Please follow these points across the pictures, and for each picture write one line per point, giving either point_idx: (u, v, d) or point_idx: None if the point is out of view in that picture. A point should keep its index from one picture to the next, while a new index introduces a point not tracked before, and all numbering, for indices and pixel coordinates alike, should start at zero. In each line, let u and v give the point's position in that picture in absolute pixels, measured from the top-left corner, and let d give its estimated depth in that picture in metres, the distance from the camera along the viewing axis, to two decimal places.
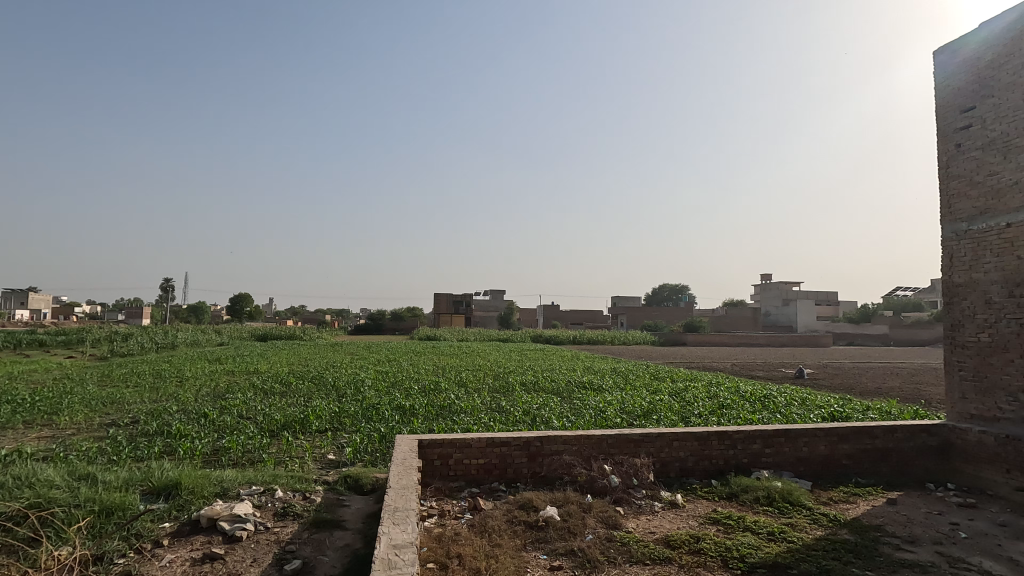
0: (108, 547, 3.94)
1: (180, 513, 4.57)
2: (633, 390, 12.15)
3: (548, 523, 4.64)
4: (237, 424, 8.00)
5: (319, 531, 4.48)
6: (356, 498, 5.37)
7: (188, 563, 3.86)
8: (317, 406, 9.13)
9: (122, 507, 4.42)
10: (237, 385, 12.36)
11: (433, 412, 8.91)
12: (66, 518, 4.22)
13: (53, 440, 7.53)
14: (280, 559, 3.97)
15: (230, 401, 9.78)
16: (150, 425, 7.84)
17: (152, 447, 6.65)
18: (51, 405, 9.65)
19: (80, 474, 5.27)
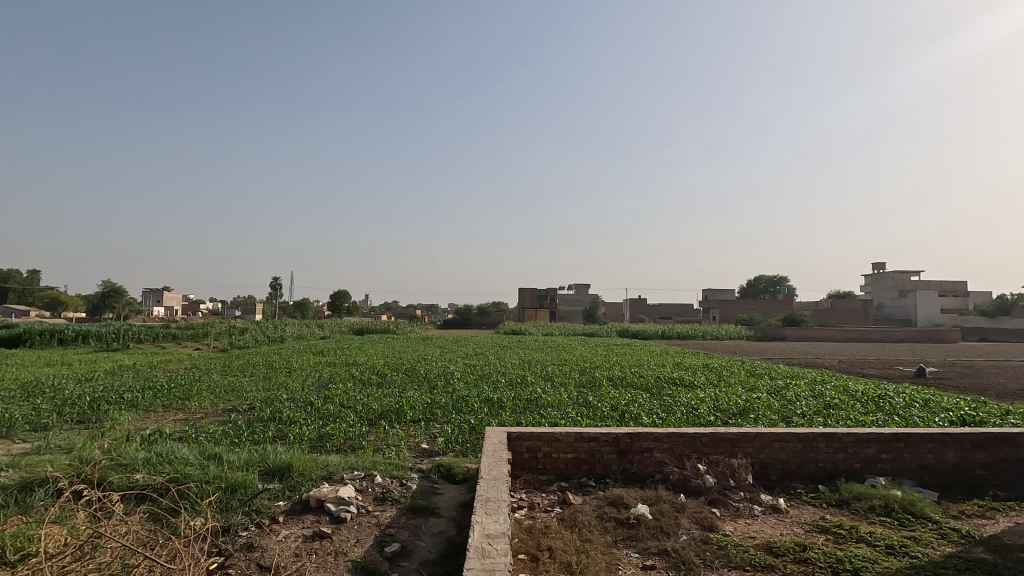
0: (234, 520, 4.38)
1: (293, 492, 4.98)
2: (727, 386, 11.60)
3: (640, 521, 4.54)
4: (340, 413, 8.56)
5: (416, 517, 4.69)
6: (449, 486, 5.56)
7: (301, 539, 4.19)
8: (411, 397, 9.57)
9: (244, 485, 4.89)
10: (340, 376, 13.24)
11: (520, 405, 9.03)
12: (199, 493, 4.75)
13: (187, 422, 8.48)
14: (381, 541, 4.21)
15: (333, 391, 10.49)
16: (265, 411, 8.60)
17: (267, 431, 7.30)
18: (185, 391, 10.87)
19: (210, 453, 5.90)
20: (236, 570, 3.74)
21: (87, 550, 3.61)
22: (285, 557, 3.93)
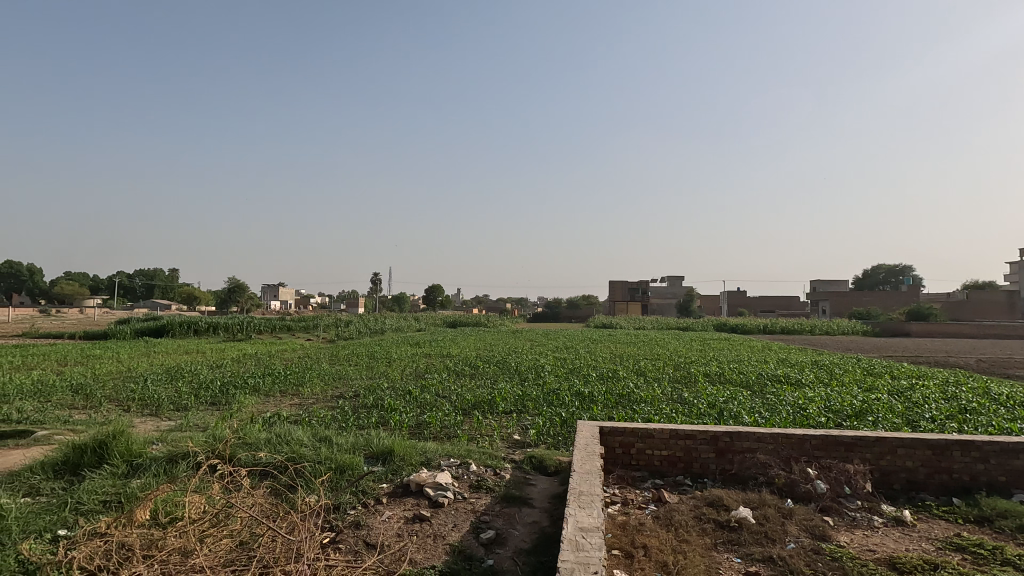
0: (343, 499, 4.72)
1: (395, 476, 5.27)
2: (840, 385, 10.69)
3: (742, 525, 4.31)
4: (436, 402, 8.91)
5: (510, 506, 4.78)
6: (541, 478, 5.61)
7: (403, 520, 4.42)
8: (503, 389, 9.75)
9: (352, 467, 5.25)
10: (435, 366, 13.78)
11: (612, 400, 8.90)
12: (313, 472, 5.16)
13: (301, 406, 9.24)
14: (477, 527, 4.34)
15: (430, 381, 10.94)
16: (368, 398, 9.16)
17: (370, 417, 7.76)
18: (299, 378, 11.84)
19: (321, 436, 6.38)
20: (345, 545, 4.03)
21: (222, 518, 4.06)
22: (389, 536, 4.16)
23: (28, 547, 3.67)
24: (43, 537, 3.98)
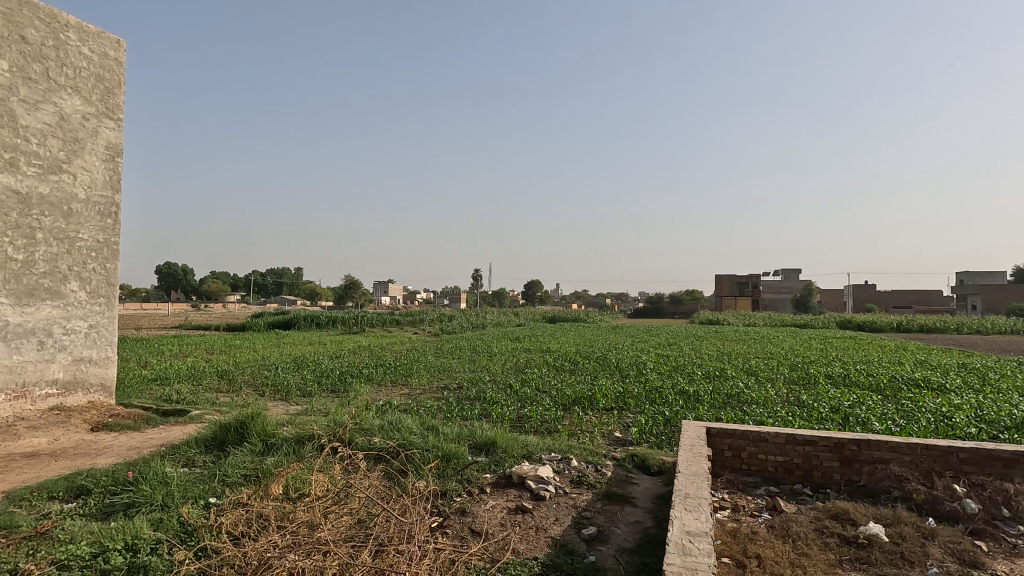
0: (449, 486, 4.92)
1: (498, 467, 5.41)
2: (995, 393, 9.31)
3: (872, 543, 3.90)
4: (536, 396, 9.00)
5: (612, 504, 4.72)
6: (644, 477, 5.47)
7: (506, 510, 4.52)
8: (603, 385, 9.63)
9: (457, 456, 5.47)
10: (535, 361, 13.92)
11: (720, 400, 8.46)
12: (422, 459, 5.44)
13: (410, 396, 9.77)
14: (578, 523, 4.33)
15: (530, 375, 11.08)
16: (471, 391, 9.46)
17: (474, 409, 8.01)
18: (407, 370, 12.51)
19: (428, 425, 6.70)
20: (452, 530, 4.19)
21: (342, 497, 4.40)
22: (493, 524, 4.28)
23: (187, 510, 4.23)
24: (198, 502, 4.57)
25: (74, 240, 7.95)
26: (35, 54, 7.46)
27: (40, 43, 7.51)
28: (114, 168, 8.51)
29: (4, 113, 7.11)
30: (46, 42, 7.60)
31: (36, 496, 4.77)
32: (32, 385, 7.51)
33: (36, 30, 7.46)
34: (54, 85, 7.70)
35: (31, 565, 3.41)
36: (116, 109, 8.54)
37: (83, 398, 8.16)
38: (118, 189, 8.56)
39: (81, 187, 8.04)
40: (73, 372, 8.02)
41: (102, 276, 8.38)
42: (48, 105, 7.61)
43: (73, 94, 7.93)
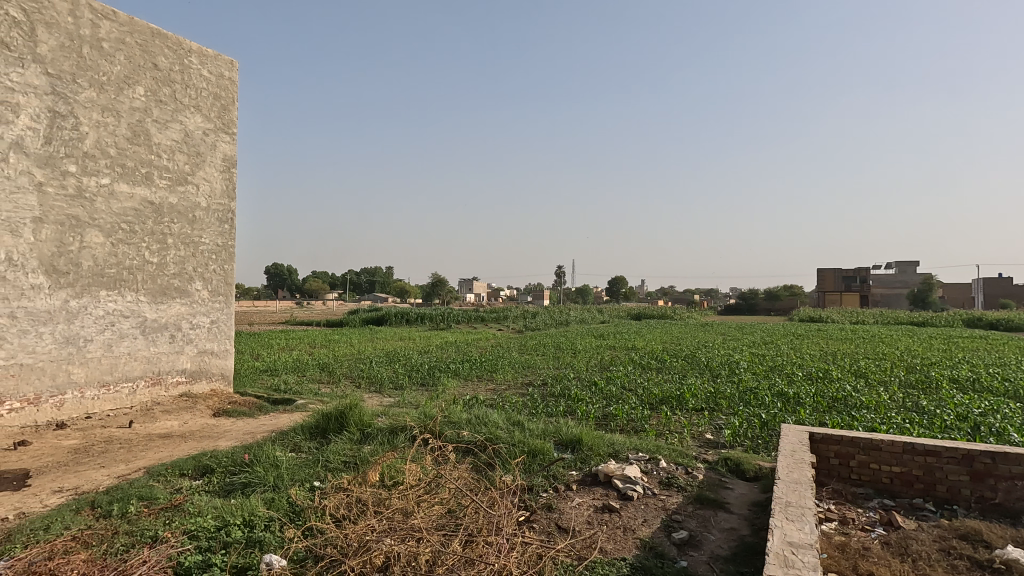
0: (536, 482, 4.95)
1: (584, 465, 5.38)
2: None
3: (1011, 568, 3.46)
4: (621, 395, 8.84)
5: (704, 508, 4.53)
6: (739, 482, 5.20)
7: (592, 509, 4.48)
8: (693, 385, 9.26)
9: (543, 452, 5.49)
10: (620, 359, 13.64)
11: (824, 403, 7.86)
12: (509, 453, 5.52)
13: (495, 392, 9.94)
14: (668, 526, 4.20)
15: (615, 373, 10.89)
16: (556, 387, 9.46)
17: (558, 406, 8.01)
18: (492, 366, 12.74)
19: (514, 420, 6.78)
20: (539, 525, 4.21)
21: (432, 486, 4.56)
22: (580, 522, 4.25)
23: (295, 492, 4.57)
24: (304, 485, 4.93)
25: (197, 244, 8.85)
26: (164, 78, 8.37)
27: (168, 69, 8.42)
28: (230, 178, 9.36)
29: (141, 133, 8.04)
30: (174, 67, 8.49)
31: (170, 472, 5.38)
32: (166, 374, 8.47)
33: (165, 58, 8.36)
34: (180, 105, 8.60)
35: (167, 533, 3.85)
36: (230, 124, 9.39)
37: (207, 386, 9.08)
38: (233, 197, 9.41)
39: (203, 197, 8.93)
40: (199, 363, 8.94)
41: (221, 276, 9.27)
42: (175, 124, 8.51)
43: (195, 112, 8.82)
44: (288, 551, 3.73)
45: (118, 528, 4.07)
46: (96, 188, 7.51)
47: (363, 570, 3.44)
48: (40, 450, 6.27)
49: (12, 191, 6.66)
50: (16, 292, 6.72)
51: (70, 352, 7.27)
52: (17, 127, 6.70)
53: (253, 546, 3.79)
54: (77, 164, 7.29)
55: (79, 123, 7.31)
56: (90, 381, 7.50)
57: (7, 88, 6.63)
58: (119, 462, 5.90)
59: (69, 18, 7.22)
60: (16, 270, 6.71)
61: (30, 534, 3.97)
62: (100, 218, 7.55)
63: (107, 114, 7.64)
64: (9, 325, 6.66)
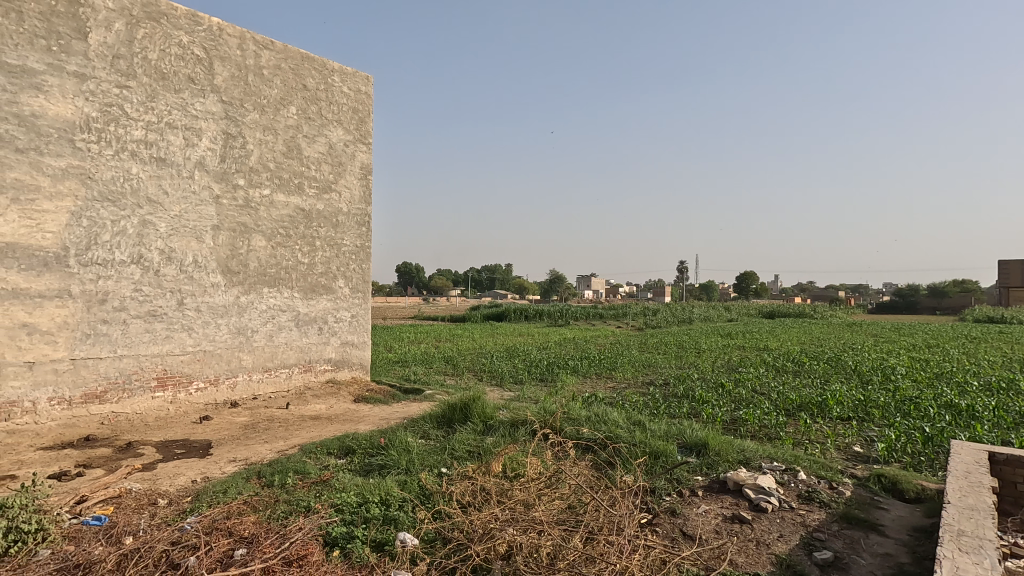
0: (658, 484, 4.79)
1: (711, 470, 5.11)
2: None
3: None
4: (753, 398, 8.24)
5: (852, 528, 4.08)
6: (896, 503, 4.61)
7: (720, 517, 4.24)
8: (837, 391, 8.36)
9: (666, 454, 5.31)
10: (751, 360, 12.69)
11: (1009, 418, 6.67)
12: (630, 453, 5.41)
13: (615, 390, 9.78)
14: (809, 544, 3.84)
15: (744, 375, 10.17)
16: (679, 388, 9.08)
17: (682, 407, 7.67)
18: (612, 363, 12.53)
19: (635, 420, 6.62)
20: (662, 529, 4.08)
21: (553, 481, 4.60)
22: (707, 530, 4.04)
23: (425, 477, 4.88)
24: (433, 470, 5.24)
25: (340, 246, 9.77)
26: (312, 97, 9.32)
27: (315, 88, 9.36)
28: (367, 185, 10.20)
29: (294, 148, 9.05)
30: (320, 87, 9.43)
31: (320, 450, 6.01)
32: (315, 362, 9.47)
33: (313, 78, 9.31)
34: (325, 120, 9.53)
35: (319, 505, 4.30)
36: (367, 134, 10.22)
37: (348, 374, 10.00)
38: (370, 202, 10.23)
39: (344, 202, 9.83)
40: (342, 352, 9.87)
41: (359, 274, 10.14)
42: (321, 137, 9.46)
43: (337, 126, 9.72)
44: (420, 531, 4.00)
45: (279, 496, 4.64)
46: (260, 198, 8.59)
47: (487, 556, 3.57)
48: (219, 425, 7.34)
49: (197, 203, 7.85)
50: (201, 289, 7.91)
51: (241, 341, 8.41)
52: (200, 149, 7.87)
53: (389, 523, 4.11)
54: (245, 178, 8.40)
55: (246, 142, 8.42)
56: (256, 366, 8.61)
57: (193, 116, 7.81)
58: (279, 439, 6.72)
59: (238, 52, 8.32)
60: (200, 271, 7.90)
61: (212, 496, 4.67)
62: (263, 224, 8.63)
63: (267, 132, 8.70)
64: (196, 317, 7.86)
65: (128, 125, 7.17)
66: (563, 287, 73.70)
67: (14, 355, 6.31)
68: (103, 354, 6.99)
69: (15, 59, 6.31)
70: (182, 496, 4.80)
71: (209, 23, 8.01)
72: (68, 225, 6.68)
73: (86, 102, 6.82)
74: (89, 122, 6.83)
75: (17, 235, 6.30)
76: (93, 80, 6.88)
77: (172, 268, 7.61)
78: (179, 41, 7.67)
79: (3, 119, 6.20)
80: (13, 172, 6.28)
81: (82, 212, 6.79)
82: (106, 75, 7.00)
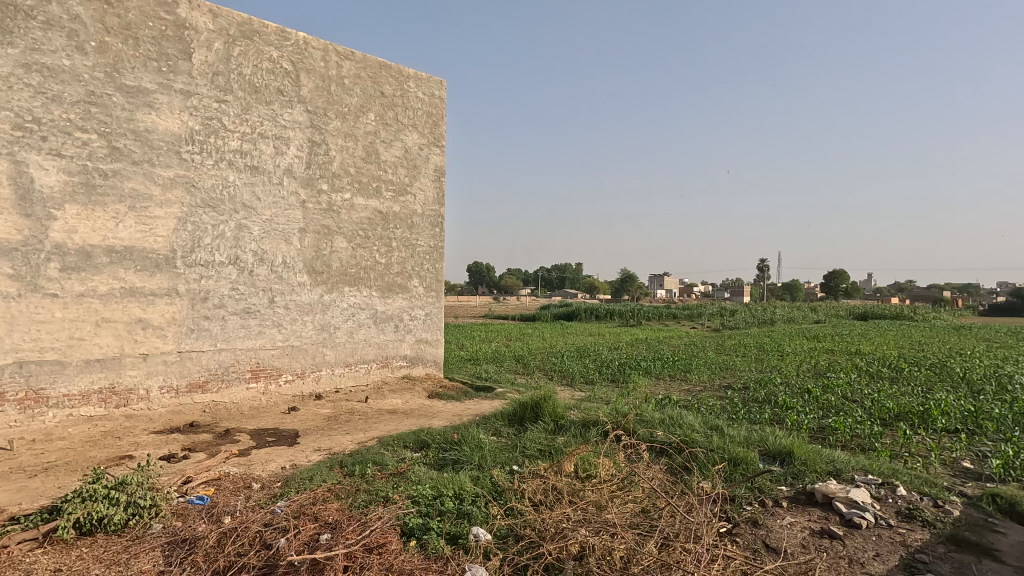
0: (738, 492, 4.58)
1: (796, 481, 4.83)
2: None
3: None
4: (843, 406, 7.69)
5: (962, 552, 3.71)
6: (1016, 527, 4.14)
7: (807, 531, 3.99)
8: (942, 400, 7.63)
9: (747, 462, 5.07)
10: (841, 365, 11.85)
11: None
12: (707, 459, 5.21)
13: (689, 393, 9.46)
14: (910, 566, 3.53)
15: (833, 381, 9.51)
16: (760, 393, 8.64)
17: (764, 413, 7.29)
18: (686, 365, 12.12)
19: (712, 424, 6.37)
20: (743, 539, 3.89)
21: (626, 484, 4.52)
22: (793, 544, 3.81)
23: (497, 474, 4.94)
24: (505, 467, 5.30)
25: (415, 246, 10.09)
26: (389, 103, 9.69)
27: (392, 95, 9.72)
28: (440, 186, 10.47)
29: (373, 153, 9.44)
30: (396, 93, 9.78)
31: (397, 443, 6.23)
32: (392, 358, 9.84)
33: (390, 85, 9.67)
34: (401, 125, 9.88)
35: (396, 496, 4.47)
36: (440, 137, 10.49)
37: (423, 371, 10.32)
38: (443, 203, 10.50)
39: (419, 204, 10.14)
40: (417, 349, 10.20)
41: (433, 274, 10.44)
42: (398, 142, 9.81)
43: (413, 130, 10.05)
44: (493, 527, 4.05)
45: (360, 485, 4.87)
46: (341, 202, 9.04)
47: (559, 556, 3.56)
48: (305, 416, 7.80)
49: (286, 207, 8.38)
50: (289, 288, 8.45)
51: (324, 337, 8.89)
52: (288, 156, 8.40)
53: (463, 517, 4.19)
54: (328, 183, 8.87)
55: (329, 149, 8.89)
56: (338, 361, 9.08)
57: (282, 126, 8.34)
58: (359, 431, 7.04)
59: (321, 63, 8.80)
60: (288, 271, 8.43)
61: (300, 482, 4.98)
62: (344, 226, 9.08)
63: (348, 139, 9.14)
64: (284, 314, 8.40)
65: (226, 137, 7.77)
66: (634, 287, 72.10)
67: (131, 347, 7.01)
68: (205, 347, 7.62)
69: (133, 81, 7.01)
70: (273, 481, 5.14)
71: (296, 37, 8.51)
72: (176, 230, 7.34)
73: (191, 116, 7.46)
74: (193, 135, 7.47)
75: (134, 239, 7.00)
76: (196, 96, 7.52)
77: (264, 269, 8.17)
78: (270, 56, 8.22)
79: (122, 135, 6.90)
80: (131, 182, 6.98)
81: (187, 217, 7.44)
82: (207, 91, 7.62)
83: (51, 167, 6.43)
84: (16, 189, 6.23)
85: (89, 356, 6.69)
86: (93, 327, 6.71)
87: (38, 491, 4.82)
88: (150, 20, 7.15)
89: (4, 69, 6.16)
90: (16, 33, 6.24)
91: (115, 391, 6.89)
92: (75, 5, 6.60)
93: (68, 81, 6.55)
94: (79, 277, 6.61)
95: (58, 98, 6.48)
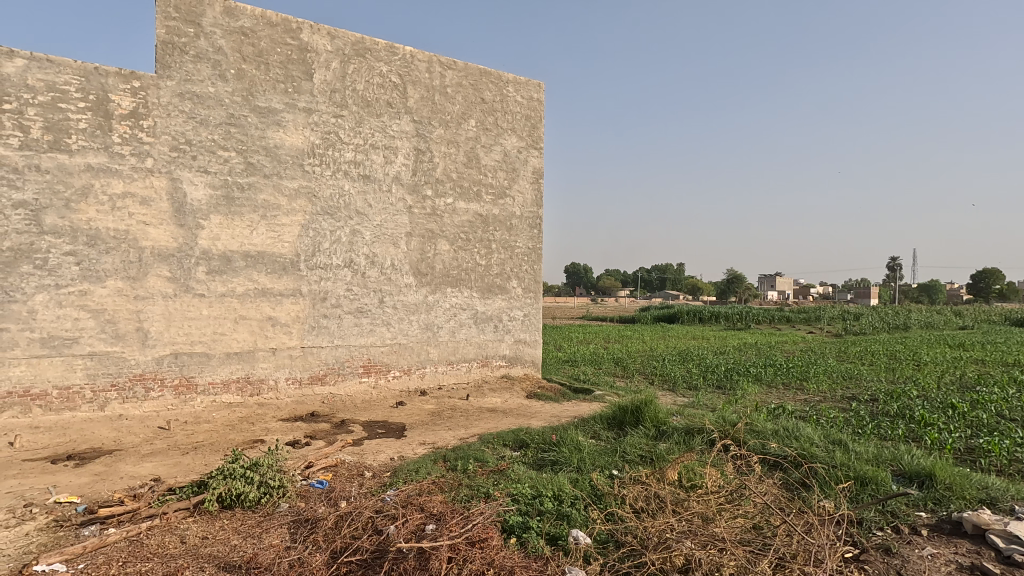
0: (867, 515, 4.14)
1: (938, 507, 4.29)
2: None
3: None
4: (998, 425, 6.68)
5: None
6: None
7: (953, 565, 3.51)
8: None
9: (877, 482, 4.58)
10: (995, 378, 10.32)
11: None
12: (830, 475, 4.77)
13: (807, 403, 8.75)
14: None
15: (985, 396, 8.30)
16: (891, 406, 7.76)
17: (896, 428, 6.56)
18: (802, 373, 11.23)
19: (834, 438, 5.83)
20: (873, 567, 3.53)
21: (735, 497, 4.27)
22: None
23: (597, 477, 4.88)
24: (605, 471, 5.22)
25: (514, 247, 10.25)
26: (489, 109, 9.93)
27: (492, 100, 9.96)
28: (538, 188, 10.56)
29: (474, 158, 9.74)
30: (496, 98, 10.01)
31: (497, 441, 6.36)
32: (492, 357, 10.07)
33: (490, 91, 9.91)
34: (501, 129, 10.09)
35: (497, 493, 4.56)
36: (539, 139, 10.57)
37: (521, 371, 10.45)
38: (541, 205, 10.57)
39: (518, 206, 10.29)
40: (515, 349, 10.35)
41: (531, 275, 10.53)
42: (497, 146, 10.02)
43: (512, 134, 10.22)
44: (592, 531, 3.99)
45: (461, 480, 5.03)
46: (444, 206, 9.41)
47: (663, 566, 3.43)
48: (411, 410, 8.21)
49: (394, 213, 8.88)
50: (397, 289, 8.94)
51: (428, 336, 9.30)
52: (397, 165, 8.89)
53: (562, 518, 4.18)
54: (432, 188, 9.27)
55: (433, 156, 9.29)
56: (441, 359, 9.45)
57: (391, 136, 8.85)
58: (461, 428, 7.26)
59: (426, 74, 9.21)
60: (396, 272, 8.92)
61: (408, 473, 5.26)
62: (447, 230, 9.44)
63: (451, 145, 9.49)
64: (392, 313, 8.90)
65: (342, 149, 8.40)
66: (741, 287, 67.85)
67: (263, 342, 7.79)
68: (324, 343, 8.28)
69: (265, 102, 7.79)
70: (383, 470, 5.47)
71: (403, 52, 8.98)
72: (300, 236, 8.05)
73: (312, 131, 8.15)
74: (314, 149, 8.15)
75: (265, 244, 7.78)
76: (317, 113, 8.20)
77: (374, 271, 8.71)
78: (380, 71, 8.75)
79: (256, 152, 7.70)
80: (263, 194, 7.76)
81: (309, 225, 8.12)
82: (326, 108, 8.28)
83: (199, 183, 7.32)
84: (173, 203, 7.16)
85: (229, 349, 7.54)
86: (232, 323, 7.55)
87: (189, 467, 5.51)
88: (278, 46, 7.90)
89: (164, 99, 7.12)
90: (173, 67, 7.18)
91: (249, 381, 7.69)
92: (218, 38, 7.46)
93: (213, 106, 7.42)
94: (222, 279, 7.46)
95: (205, 121, 7.37)
